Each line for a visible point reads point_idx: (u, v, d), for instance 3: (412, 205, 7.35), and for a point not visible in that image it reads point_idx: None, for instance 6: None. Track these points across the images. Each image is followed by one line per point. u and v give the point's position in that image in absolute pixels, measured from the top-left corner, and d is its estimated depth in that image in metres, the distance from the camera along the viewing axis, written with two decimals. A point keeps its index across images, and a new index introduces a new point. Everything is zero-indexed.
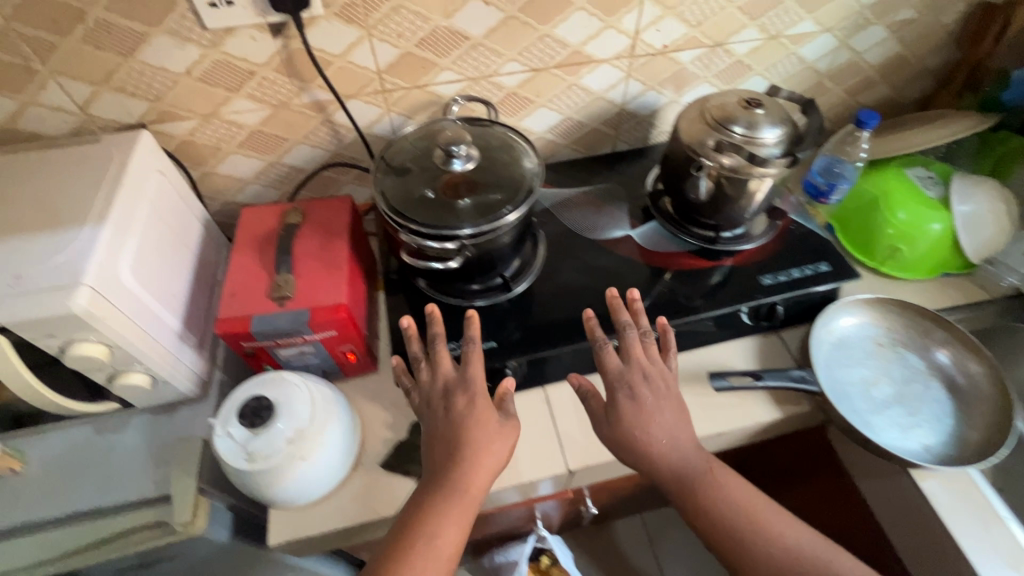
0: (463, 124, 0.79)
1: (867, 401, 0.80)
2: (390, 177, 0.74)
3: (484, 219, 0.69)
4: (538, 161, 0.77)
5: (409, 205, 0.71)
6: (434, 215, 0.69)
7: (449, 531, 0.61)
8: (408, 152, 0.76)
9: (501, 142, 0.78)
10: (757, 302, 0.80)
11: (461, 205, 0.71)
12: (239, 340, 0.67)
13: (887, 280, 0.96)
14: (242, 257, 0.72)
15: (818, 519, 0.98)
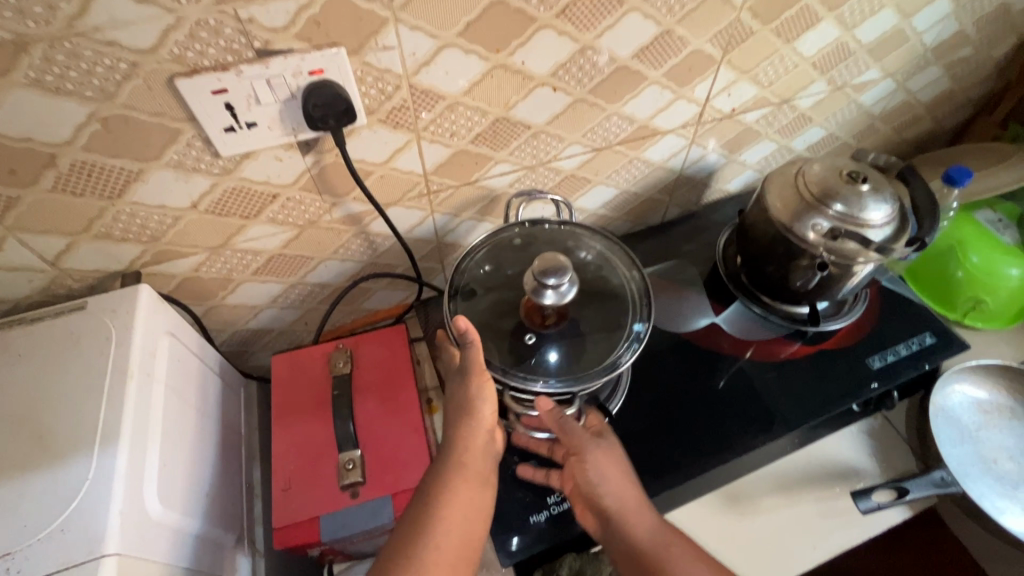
0: (535, 226, 0.67)
1: (994, 482, 0.73)
2: (464, 310, 0.61)
3: (593, 362, 0.58)
4: (633, 266, 0.65)
5: (498, 349, 0.59)
6: (543, 368, 0.57)
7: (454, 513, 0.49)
8: (476, 268, 0.63)
9: (581, 245, 0.66)
10: (869, 395, 0.73)
11: (560, 341, 0.59)
12: (305, 547, 0.53)
13: (968, 331, 0.90)
14: (288, 431, 0.57)
15: None
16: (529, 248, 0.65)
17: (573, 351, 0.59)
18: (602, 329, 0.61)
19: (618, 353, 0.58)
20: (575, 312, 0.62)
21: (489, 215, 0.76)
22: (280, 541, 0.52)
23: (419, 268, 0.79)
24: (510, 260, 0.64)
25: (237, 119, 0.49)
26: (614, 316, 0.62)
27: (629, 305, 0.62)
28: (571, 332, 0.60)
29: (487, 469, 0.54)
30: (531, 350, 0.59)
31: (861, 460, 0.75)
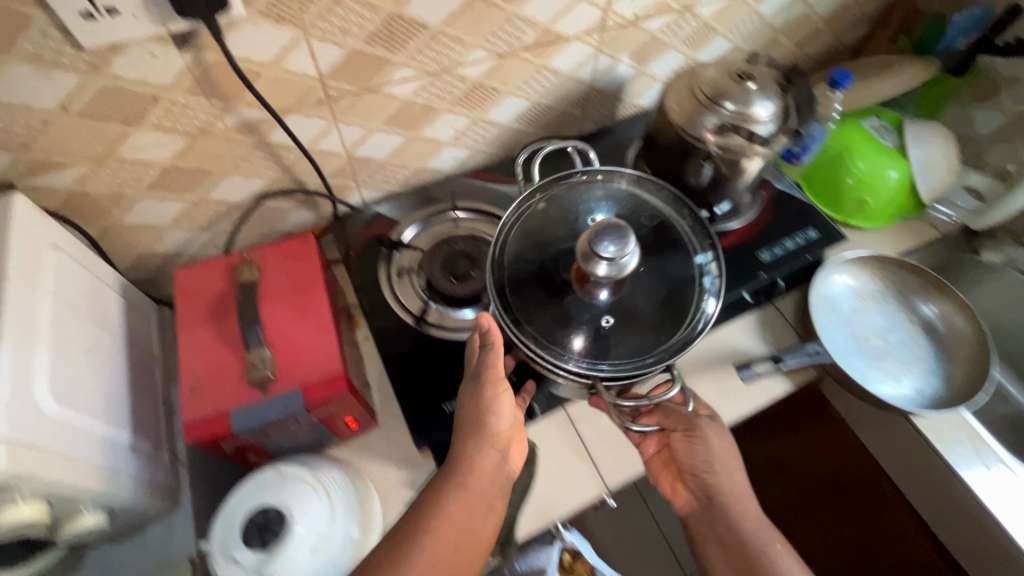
0: (554, 207, 0.72)
1: (863, 356, 0.84)
2: (521, 308, 0.65)
3: (666, 337, 0.66)
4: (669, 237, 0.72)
5: (567, 331, 0.65)
6: (621, 356, 0.64)
7: (452, 519, 0.54)
8: (521, 245, 0.70)
9: (619, 208, 0.73)
10: (759, 282, 0.79)
11: (622, 320, 0.66)
12: (218, 442, 0.54)
13: (853, 231, 0.99)
14: (194, 337, 0.58)
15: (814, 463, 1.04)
16: (564, 219, 0.72)
17: (639, 327, 0.66)
18: (658, 302, 0.68)
19: (693, 314, 0.67)
20: (630, 290, 0.68)
21: (397, 127, 0.75)
22: (191, 436, 0.53)
23: (331, 185, 0.78)
24: (548, 234, 0.71)
25: (94, 3, 0.46)
26: (672, 278, 0.70)
27: (686, 269, 0.70)
28: (629, 308, 0.67)
29: (493, 492, 0.58)
30: (604, 336, 0.65)
31: (752, 345, 0.83)
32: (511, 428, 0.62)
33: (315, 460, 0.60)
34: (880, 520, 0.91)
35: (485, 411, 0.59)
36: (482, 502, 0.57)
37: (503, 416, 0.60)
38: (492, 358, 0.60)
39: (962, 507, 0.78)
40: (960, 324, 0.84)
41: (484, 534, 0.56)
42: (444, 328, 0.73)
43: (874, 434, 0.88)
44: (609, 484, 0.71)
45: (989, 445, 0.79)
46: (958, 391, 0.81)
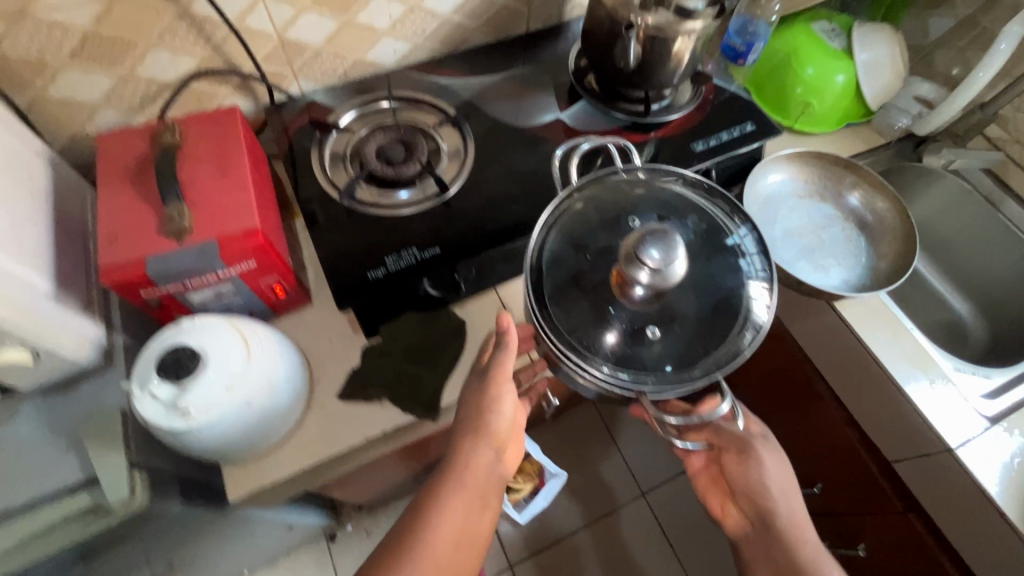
0: (600, 199, 0.63)
1: (794, 251, 0.86)
2: (557, 309, 0.58)
3: (719, 350, 0.57)
4: (723, 238, 0.63)
5: (607, 343, 0.57)
6: (667, 369, 0.56)
7: (452, 511, 0.59)
8: (559, 248, 0.61)
9: (662, 207, 0.64)
10: (692, 169, 0.80)
11: (671, 332, 0.58)
12: (137, 289, 0.56)
13: (801, 137, 0.98)
14: (114, 192, 0.59)
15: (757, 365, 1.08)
16: (606, 214, 0.63)
17: (687, 339, 0.58)
18: (707, 311, 0.59)
19: (749, 323, 0.58)
20: (679, 298, 0.60)
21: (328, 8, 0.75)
22: (109, 281, 0.55)
23: (264, 70, 0.78)
24: (587, 234, 0.62)
25: None
26: (727, 283, 0.61)
27: (736, 274, 0.61)
28: (678, 317, 0.59)
29: (487, 488, 0.62)
30: (651, 348, 0.57)
31: None
32: (510, 429, 0.65)
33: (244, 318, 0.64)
34: (810, 414, 0.97)
35: (485, 409, 0.62)
36: (476, 499, 0.61)
37: (503, 417, 0.63)
38: (504, 357, 0.61)
39: (880, 390, 0.81)
40: (892, 220, 0.86)
41: (478, 529, 0.60)
42: (385, 208, 0.73)
43: (802, 328, 0.91)
44: (536, 359, 0.74)
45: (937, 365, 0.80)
46: (881, 281, 0.84)
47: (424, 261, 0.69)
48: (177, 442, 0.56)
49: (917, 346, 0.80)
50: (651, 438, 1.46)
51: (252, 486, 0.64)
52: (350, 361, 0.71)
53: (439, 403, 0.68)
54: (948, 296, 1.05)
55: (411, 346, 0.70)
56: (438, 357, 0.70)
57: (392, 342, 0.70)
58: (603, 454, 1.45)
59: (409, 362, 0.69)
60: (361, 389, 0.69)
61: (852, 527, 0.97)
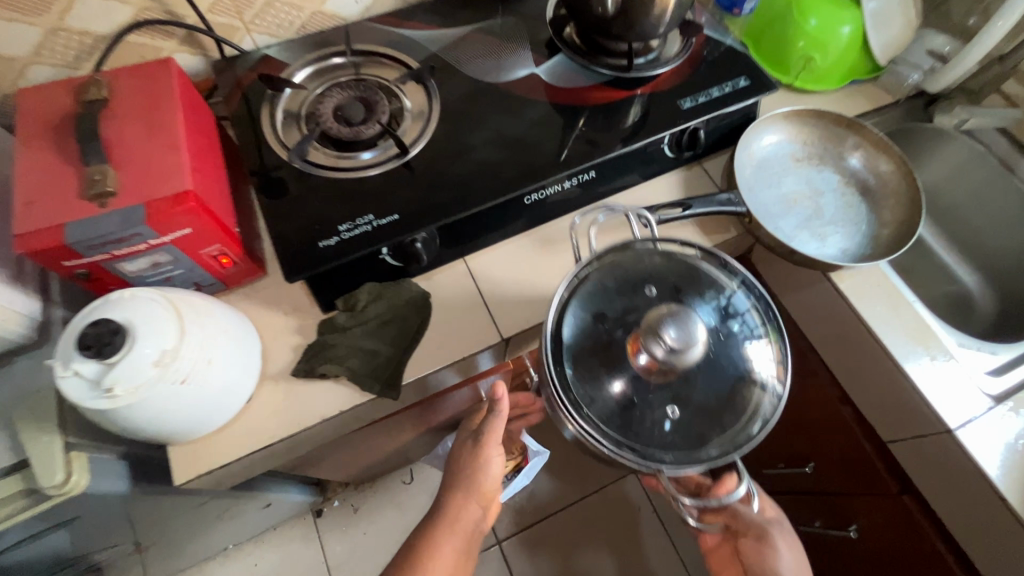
0: (618, 268, 0.61)
1: (791, 217, 0.79)
2: (577, 386, 0.57)
3: (733, 431, 0.58)
4: (739, 309, 0.61)
5: (624, 424, 0.57)
6: (684, 449, 0.56)
7: (442, 552, 0.66)
8: (577, 321, 0.60)
9: (683, 278, 0.61)
10: (680, 129, 0.74)
11: (688, 412, 0.58)
12: (59, 259, 0.52)
13: (801, 94, 0.90)
14: (33, 152, 0.54)
15: None
16: (626, 283, 0.61)
17: (703, 420, 0.58)
18: (723, 388, 0.59)
19: (762, 398, 0.58)
20: (697, 377, 0.59)
21: None
22: (26, 250, 0.51)
23: (210, 21, 0.72)
24: (607, 302, 0.60)
25: None
26: (744, 359, 0.60)
27: (753, 351, 0.60)
28: (695, 395, 0.58)
29: (467, 535, 0.69)
30: (668, 429, 0.57)
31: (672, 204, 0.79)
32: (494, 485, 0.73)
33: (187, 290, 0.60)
34: (802, 389, 0.93)
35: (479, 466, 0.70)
36: (460, 543, 0.68)
37: (491, 474, 0.70)
38: (494, 426, 0.68)
39: (876, 366, 0.76)
40: (896, 183, 0.80)
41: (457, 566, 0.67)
42: (348, 170, 0.68)
43: (795, 299, 0.86)
44: (506, 334, 0.69)
45: (939, 339, 0.74)
46: (881, 251, 0.78)
47: (382, 229, 0.64)
48: (109, 424, 0.52)
49: (921, 320, 0.74)
50: None
51: (200, 468, 0.61)
52: (307, 337, 0.67)
53: (396, 380, 0.64)
54: (955, 268, 0.99)
55: (368, 320, 0.65)
56: (397, 332, 0.66)
57: (347, 316, 0.65)
58: None
59: (367, 337, 0.65)
60: (314, 366, 0.64)
61: (844, 507, 0.93)
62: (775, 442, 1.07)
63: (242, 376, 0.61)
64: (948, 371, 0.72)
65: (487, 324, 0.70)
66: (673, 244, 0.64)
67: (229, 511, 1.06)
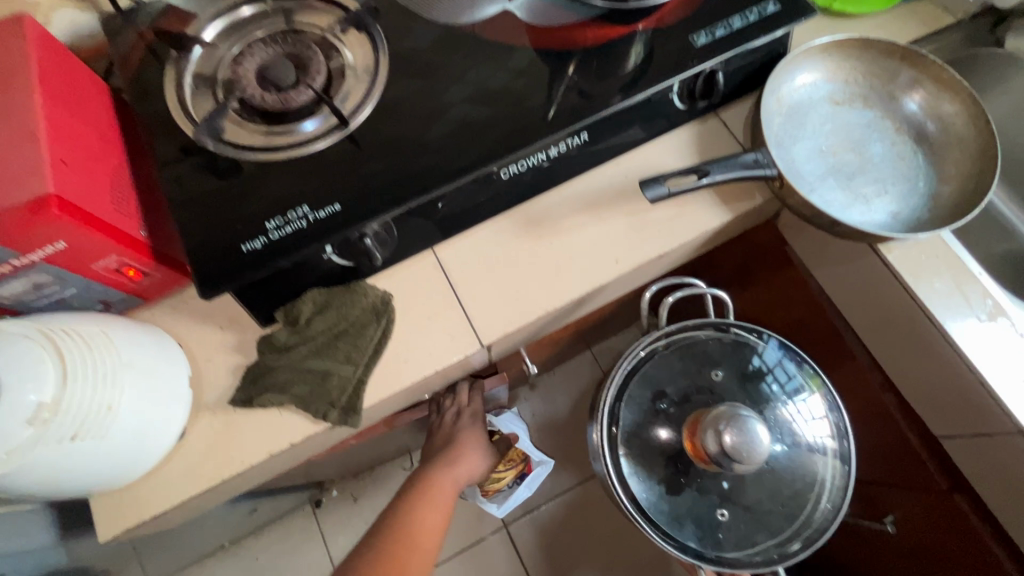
0: (685, 354, 0.74)
1: (834, 176, 0.65)
2: (636, 466, 0.70)
3: (776, 530, 0.70)
4: (798, 410, 0.73)
5: (675, 513, 0.69)
6: (725, 543, 0.69)
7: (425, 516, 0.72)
8: (642, 402, 0.73)
9: (744, 375, 0.74)
10: (693, 73, 0.59)
11: (734, 514, 0.70)
12: None
13: (837, 20, 0.73)
14: None
15: (773, 315, 0.92)
16: (689, 366, 0.74)
17: (748, 522, 0.70)
18: (774, 490, 0.71)
19: (812, 500, 0.70)
20: (749, 480, 0.70)
21: None
22: None
23: None
24: (670, 384, 0.74)
25: None
26: (798, 463, 0.71)
27: (808, 458, 0.71)
28: (745, 497, 0.70)
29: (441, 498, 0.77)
30: (715, 522, 0.70)
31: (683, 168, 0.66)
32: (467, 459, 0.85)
33: (87, 313, 0.49)
34: (837, 373, 0.82)
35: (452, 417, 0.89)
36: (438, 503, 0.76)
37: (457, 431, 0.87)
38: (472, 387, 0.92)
39: (930, 353, 0.64)
40: (959, 128, 0.66)
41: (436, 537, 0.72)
42: (289, 146, 0.54)
43: (830, 273, 0.73)
44: (486, 339, 0.58)
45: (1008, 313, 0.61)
46: (942, 214, 0.64)
47: (319, 223, 0.51)
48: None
49: (987, 294, 0.61)
50: None
51: (131, 521, 0.51)
52: (249, 355, 0.56)
53: (354, 403, 0.54)
54: (1016, 224, 0.84)
55: (316, 335, 0.55)
56: (352, 346, 0.55)
57: (293, 331, 0.55)
58: None
59: (317, 356, 0.54)
60: (253, 395, 0.54)
61: (880, 497, 0.83)
62: None
63: (167, 413, 0.50)
64: (1021, 357, 0.60)
65: (462, 329, 0.58)
66: (743, 338, 0.74)
67: (213, 519, 1.01)
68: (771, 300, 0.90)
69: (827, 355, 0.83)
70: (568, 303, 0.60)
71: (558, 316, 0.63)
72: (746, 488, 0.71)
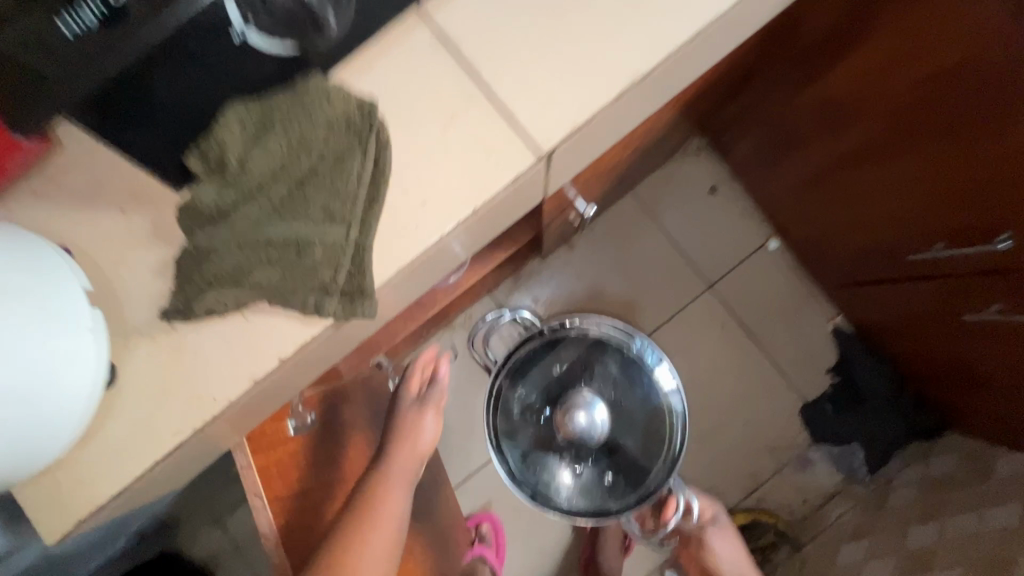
0: (529, 363, 0.93)
1: None
2: (531, 479, 0.90)
3: (653, 451, 0.89)
4: (618, 351, 0.93)
5: (584, 493, 0.89)
6: (633, 486, 0.88)
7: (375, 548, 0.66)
8: (525, 430, 0.92)
9: (576, 346, 0.94)
10: None
11: (618, 473, 0.89)
12: None
13: None
14: None
15: (892, 82, 0.72)
16: (551, 390, 0.93)
17: (633, 467, 0.89)
18: (645, 435, 0.90)
19: (665, 416, 0.91)
20: (628, 443, 0.89)
21: None
22: None
23: None
24: (534, 398, 0.93)
25: None
26: (650, 409, 0.91)
27: (659, 407, 0.91)
28: (629, 462, 0.89)
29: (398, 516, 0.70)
30: (615, 486, 0.88)
31: None
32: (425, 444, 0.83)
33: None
34: (973, 134, 0.66)
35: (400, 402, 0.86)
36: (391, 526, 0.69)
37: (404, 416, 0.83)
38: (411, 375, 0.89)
39: None
40: None
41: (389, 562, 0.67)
42: None
43: None
44: (544, 144, 0.47)
45: None
46: None
47: None
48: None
49: None
50: (702, 220, 1.30)
51: (148, 447, 0.45)
52: (221, 233, 0.44)
53: (350, 289, 0.44)
54: None
55: (263, 182, 0.44)
56: (337, 205, 0.44)
57: (227, 186, 0.44)
58: (650, 242, 1.30)
59: (271, 220, 0.44)
60: (192, 302, 0.45)
61: (1014, 285, 0.71)
62: (901, 220, 0.84)
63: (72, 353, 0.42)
64: None
65: (485, 135, 0.47)
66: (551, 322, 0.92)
67: None
68: (887, 59, 0.71)
69: (968, 119, 0.65)
70: (642, 76, 0.47)
71: (615, 111, 0.49)
72: (630, 457, 0.89)
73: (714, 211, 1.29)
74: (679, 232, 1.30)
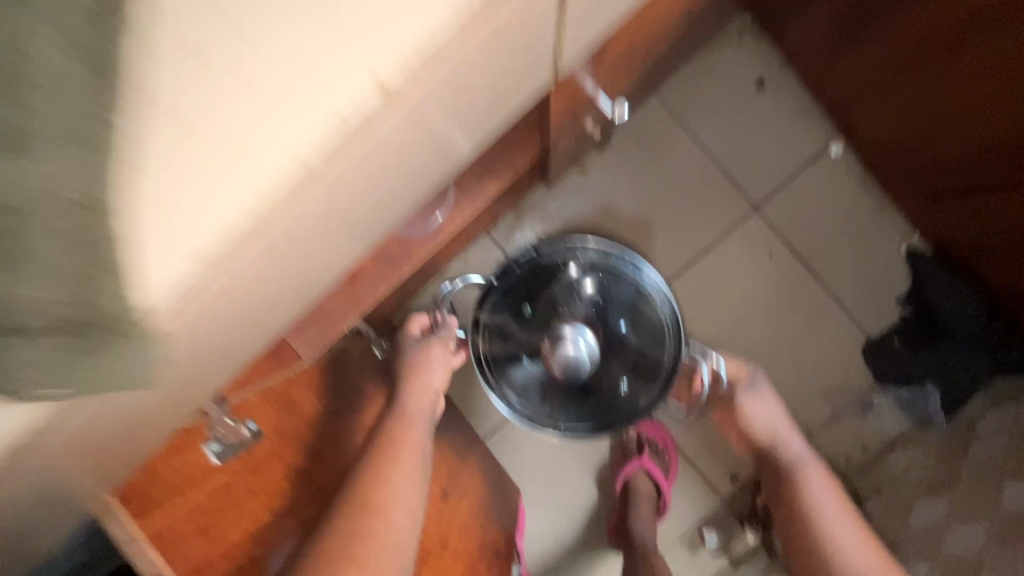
0: (496, 310, 0.81)
1: None
2: (545, 413, 0.79)
3: (653, 334, 0.79)
4: (583, 258, 0.82)
5: (610, 405, 0.79)
6: (650, 377, 0.79)
7: (401, 499, 0.64)
8: (519, 376, 0.80)
9: (540, 279, 0.82)
10: None
11: (628, 371, 0.79)
12: None
13: None
14: None
15: None
16: (532, 327, 0.80)
17: (640, 358, 0.79)
18: (641, 330, 0.80)
19: (653, 299, 0.80)
20: (624, 342, 0.80)
21: None
22: None
23: None
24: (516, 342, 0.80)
25: None
26: (634, 301, 0.81)
27: (646, 295, 0.80)
28: (636, 356, 0.79)
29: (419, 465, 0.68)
30: (635, 385, 0.79)
31: None
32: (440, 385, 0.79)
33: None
34: None
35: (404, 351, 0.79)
36: (415, 472, 0.67)
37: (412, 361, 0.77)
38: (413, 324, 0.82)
39: None
40: None
41: (415, 512, 0.65)
42: None
43: None
44: None
45: None
46: None
47: None
48: None
49: None
50: (743, 120, 1.05)
51: None
52: None
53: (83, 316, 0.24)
54: None
55: None
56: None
57: None
58: (678, 153, 1.05)
59: None
60: None
61: None
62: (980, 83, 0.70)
63: None
64: None
65: None
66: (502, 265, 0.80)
67: None
68: None
69: None
70: None
71: None
72: (632, 352, 0.80)
73: (757, 107, 1.04)
74: (714, 138, 1.05)
